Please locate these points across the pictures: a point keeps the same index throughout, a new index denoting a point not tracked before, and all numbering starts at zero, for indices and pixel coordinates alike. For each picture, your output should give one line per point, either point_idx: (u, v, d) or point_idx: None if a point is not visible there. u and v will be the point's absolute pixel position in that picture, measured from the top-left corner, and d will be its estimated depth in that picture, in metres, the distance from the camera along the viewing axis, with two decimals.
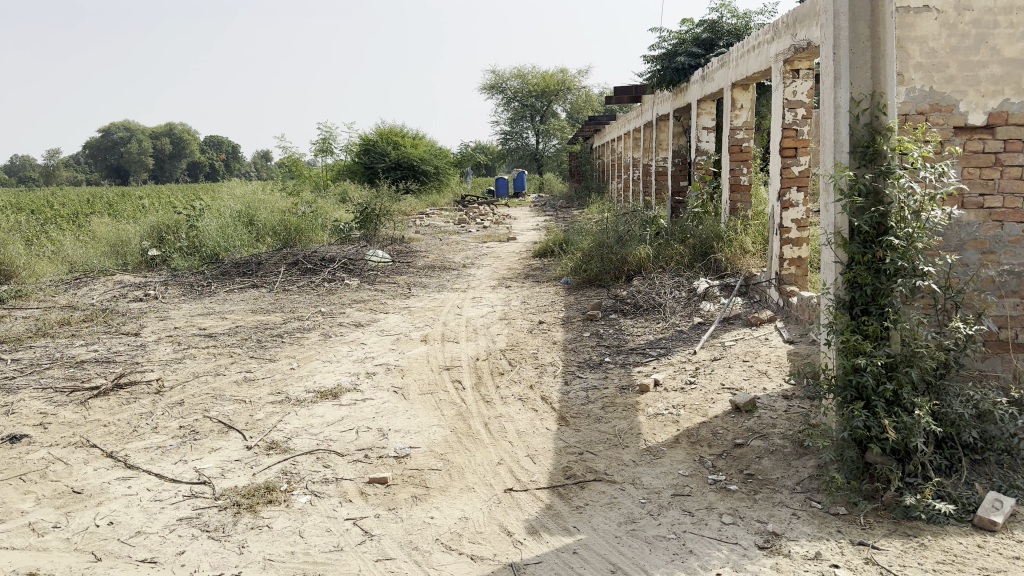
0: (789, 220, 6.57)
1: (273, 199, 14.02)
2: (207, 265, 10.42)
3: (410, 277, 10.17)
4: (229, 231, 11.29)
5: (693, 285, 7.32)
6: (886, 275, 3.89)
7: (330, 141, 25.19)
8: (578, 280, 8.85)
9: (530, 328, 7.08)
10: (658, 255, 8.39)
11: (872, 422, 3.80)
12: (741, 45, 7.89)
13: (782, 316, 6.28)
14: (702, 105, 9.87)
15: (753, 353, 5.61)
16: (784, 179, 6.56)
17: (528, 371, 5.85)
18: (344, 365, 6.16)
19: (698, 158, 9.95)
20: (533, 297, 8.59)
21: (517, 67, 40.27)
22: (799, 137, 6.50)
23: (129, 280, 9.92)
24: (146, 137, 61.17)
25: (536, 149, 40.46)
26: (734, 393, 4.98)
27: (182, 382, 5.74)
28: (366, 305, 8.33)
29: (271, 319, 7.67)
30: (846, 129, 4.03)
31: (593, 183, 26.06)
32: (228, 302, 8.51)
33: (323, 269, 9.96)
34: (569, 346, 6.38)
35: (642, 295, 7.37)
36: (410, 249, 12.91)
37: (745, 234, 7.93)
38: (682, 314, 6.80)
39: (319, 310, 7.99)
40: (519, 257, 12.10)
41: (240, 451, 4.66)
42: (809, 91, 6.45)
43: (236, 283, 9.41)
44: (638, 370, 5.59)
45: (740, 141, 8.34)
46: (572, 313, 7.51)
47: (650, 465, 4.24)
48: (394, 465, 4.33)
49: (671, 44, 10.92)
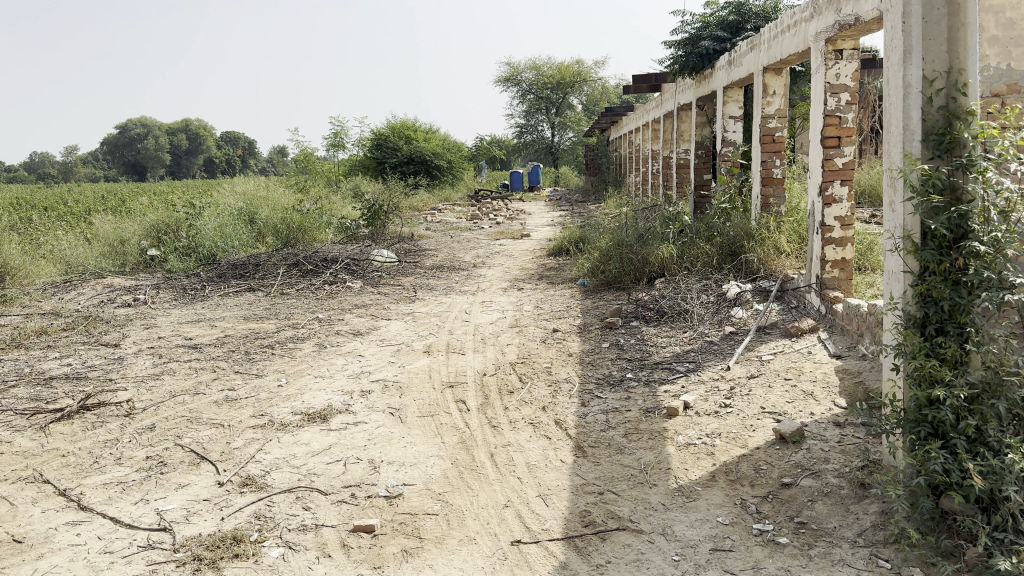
0: (831, 218, 5.89)
1: (277, 196, 13.50)
2: (203, 266, 9.89)
3: (417, 278, 9.58)
4: (228, 231, 10.76)
5: (723, 289, 6.66)
6: (967, 287, 3.21)
7: (342, 135, 24.66)
8: (596, 282, 8.21)
9: (543, 338, 6.47)
10: (682, 254, 7.73)
11: (952, 465, 3.12)
12: (773, 26, 7.17)
13: (826, 326, 5.62)
14: (729, 92, 9.18)
15: (795, 371, 4.96)
16: (826, 172, 5.86)
17: (540, 389, 5.23)
18: (337, 381, 5.56)
19: (724, 149, 9.27)
20: (547, 300, 7.97)
21: (532, 59, 39.51)
22: (843, 125, 5.77)
23: (120, 283, 9.42)
24: (161, 133, 61.10)
25: (552, 141, 39.81)
26: (777, 420, 4.34)
27: (155, 403, 5.18)
28: (367, 310, 7.75)
29: (264, 326, 7.11)
30: (917, 113, 3.34)
31: (610, 176, 25.38)
32: (220, 308, 7.97)
33: (325, 270, 9.39)
34: (587, 359, 5.75)
35: (666, 300, 6.73)
36: (418, 247, 12.34)
37: (779, 233, 7.26)
38: (712, 322, 6.17)
39: (316, 317, 7.42)
40: (533, 255, 11.47)
41: (211, 488, 4.09)
42: (853, 73, 5.73)
43: (232, 286, 8.87)
44: (665, 389, 4.95)
45: (771, 131, 7.57)
46: (589, 319, 6.89)
47: (683, 510, 3.61)
48: (384, 508, 3.73)
49: (694, 28, 10.21)
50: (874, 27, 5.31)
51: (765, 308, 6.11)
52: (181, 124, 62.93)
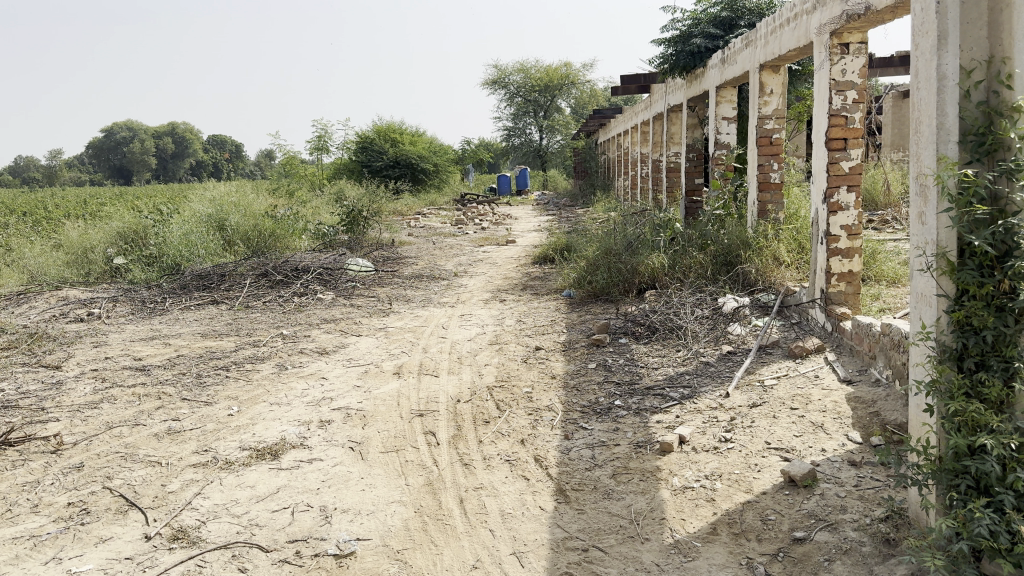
0: (837, 227, 5.40)
1: (252, 201, 12.93)
2: (167, 277, 9.31)
3: (394, 289, 9.04)
4: (195, 238, 10.17)
5: (719, 304, 6.16)
6: (1015, 315, 2.68)
7: (325, 138, 24.09)
8: (582, 294, 7.70)
9: (524, 357, 5.93)
10: (674, 264, 7.23)
11: (1000, 527, 2.59)
12: (770, 20, 6.68)
13: (833, 346, 5.14)
14: (721, 92, 8.70)
15: (802, 401, 4.45)
16: (831, 177, 5.36)
17: (519, 418, 4.70)
18: (294, 409, 5.02)
19: (717, 152, 8.79)
20: (530, 314, 7.45)
21: (520, 61, 39.03)
22: (850, 126, 5.28)
23: (76, 295, 8.84)
24: (146, 136, 60.25)
25: (540, 145, 39.35)
26: (785, 459, 3.83)
27: (88, 437, 4.63)
28: (336, 326, 7.19)
29: (222, 345, 6.55)
30: (953, 109, 2.84)
31: (598, 180, 24.92)
32: (179, 323, 7.41)
33: (295, 281, 8.84)
34: (571, 382, 5.22)
35: (658, 314, 6.22)
36: (398, 254, 11.79)
37: (778, 241, 6.76)
38: (708, 339, 5.67)
39: (280, 333, 6.86)
40: (517, 263, 10.95)
41: (135, 542, 3.54)
42: (860, 69, 5.25)
43: (194, 299, 8.31)
44: (658, 418, 4.43)
45: (768, 133, 7.10)
46: (574, 336, 6.36)
47: (680, 572, 3.08)
48: (332, 571, 3.19)
49: (685, 26, 9.73)
50: (884, 17, 4.83)
51: (765, 325, 5.61)
52: (165, 127, 62.11)
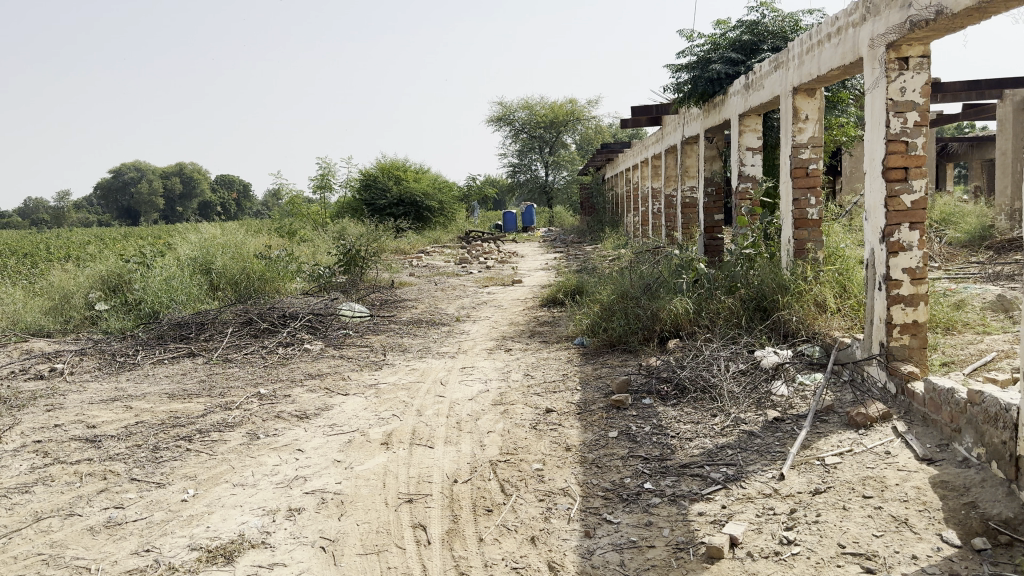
0: (899, 271, 4.62)
1: (243, 242, 12.25)
2: (144, 326, 8.57)
3: (390, 337, 8.26)
4: (176, 284, 9.45)
5: (758, 359, 5.37)
6: None
7: (328, 177, 23.55)
8: (596, 343, 6.91)
9: (533, 421, 5.11)
10: (700, 310, 6.44)
11: None
12: (805, 39, 6.01)
13: (901, 413, 4.32)
14: (745, 120, 8.01)
15: (875, 486, 3.61)
16: (890, 213, 4.60)
17: (529, 503, 3.88)
18: (261, 494, 4.22)
19: (742, 186, 8.06)
20: (539, 365, 6.65)
21: (525, 98, 38.73)
22: (911, 153, 4.55)
23: (44, 347, 8.09)
24: (153, 176, 60.20)
25: (546, 181, 38.87)
26: (870, 572, 2.99)
27: (8, 534, 3.83)
28: (322, 382, 6.40)
29: (190, 408, 5.77)
30: None
31: (606, 216, 24.27)
32: (148, 382, 6.64)
33: (281, 329, 8.08)
34: (589, 455, 4.40)
35: (688, 369, 5.40)
36: (397, 297, 11.05)
37: (819, 284, 5.98)
38: (749, 403, 4.86)
39: (256, 393, 6.08)
40: (524, 305, 10.18)
41: None
42: (923, 87, 4.52)
43: (169, 352, 7.55)
44: (699, 509, 3.60)
45: (804, 163, 6.36)
46: (590, 394, 5.55)
47: None
48: None
49: (703, 51, 9.10)
50: (954, 25, 4.13)
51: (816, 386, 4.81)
52: (172, 166, 62.03)
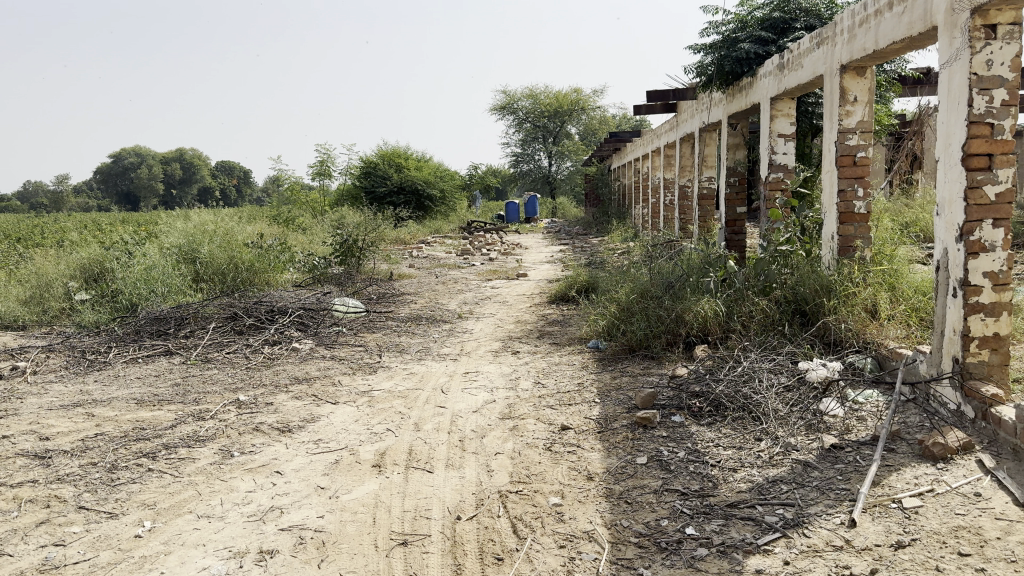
0: (979, 275, 3.96)
1: (234, 230, 11.60)
2: (120, 319, 7.91)
3: (386, 335, 7.61)
4: (157, 274, 8.79)
5: (803, 372, 4.72)
6: None
7: (328, 163, 22.86)
8: (614, 347, 6.25)
9: (547, 440, 4.46)
10: (731, 314, 5.79)
11: None
12: (857, 10, 5.34)
13: (984, 443, 3.67)
14: (777, 104, 7.34)
15: (972, 540, 2.95)
16: (970, 207, 3.95)
17: (547, 550, 3.22)
18: (227, 529, 3.57)
19: (773, 176, 7.40)
20: (550, 371, 6.00)
21: (529, 87, 37.98)
22: (997, 138, 3.89)
23: (9, 341, 7.42)
24: (153, 161, 59.47)
25: (549, 171, 38.14)
26: None
27: None
28: (309, 388, 5.74)
29: (158, 419, 5.11)
30: None
31: (612, 207, 23.62)
32: (117, 384, 5.98)
33: (268, 326, 7.43)
34: (617, 486, 3.75)
35: (725, 381, 4.75)
36: (394, 290, 10.38)
37: (868, 287, 5.33)
38: (799, 426, 4.21)
39: (234, 401, 5.43)
40: (531, 301, 9.51)
41: None
42: (1013, 59, 3.85)
43: (144, 351, 6.89)
44: (757, 565, 2.95)
45: (851, 150, 5.70)
46: (610, 409, 4.89)
47: None
48: None
49: (729, 29, 8.44)
50: None
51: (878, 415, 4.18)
52: (171, 151, 61.21)
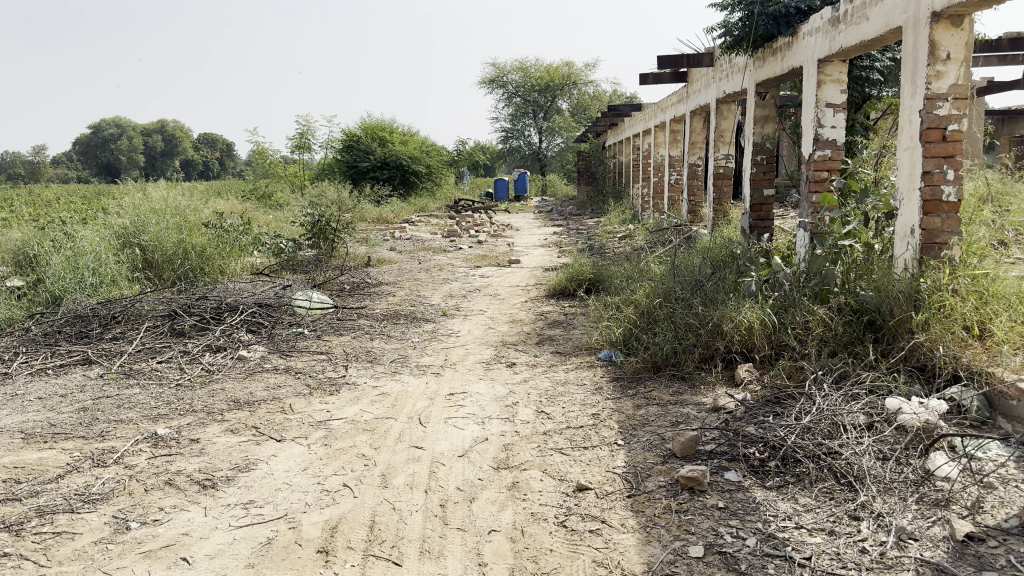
0: None
1: (191, 207, 10.28)
2: (39, 316, 6.63)
3: (355, 338, 6.38)
4: (88, 261, 7.49)
5: (898, 415, 3.59)
6: None
7: (308, 136, 21.45)
8: (633, 363, 5.06)
9: (560, 510, 3.28)
10: (783, 327, 4.62)
11: None
12: None
13: None
14: (824, 68, 6.15)
15: None
16: None
17: None
18: None
19: (819, 153, 6.21)
20: (555, 393, 4.81)
21: (519, 59, 36.52)
22: None
23: None
24: (132, 133, 57.62)
25: (539, 147, 36.78)
26: None
27: None
28: (250, 417, 4.52)
29: (43, 464, 3.88)
30: None
31: (607, 186, 22.38)
32: (9, 408, 4.74)
33: (213, 328, 6.19)
34: None
35: (796, 428, 3.60)
36: (371, 279, 9.13)
37: (966, 298, 4.16)
38: (909, 498, 3.07)
39: (151, 437, 4.21)
40: (527, 294, 8.30)
41: None
42: None
43: (58, 360, 5.64)
44: None
45: (940, 122, 4.57)
46: (640, 459, 3.72)
47: None
48: None
49: None
50: None
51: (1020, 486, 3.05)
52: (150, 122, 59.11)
